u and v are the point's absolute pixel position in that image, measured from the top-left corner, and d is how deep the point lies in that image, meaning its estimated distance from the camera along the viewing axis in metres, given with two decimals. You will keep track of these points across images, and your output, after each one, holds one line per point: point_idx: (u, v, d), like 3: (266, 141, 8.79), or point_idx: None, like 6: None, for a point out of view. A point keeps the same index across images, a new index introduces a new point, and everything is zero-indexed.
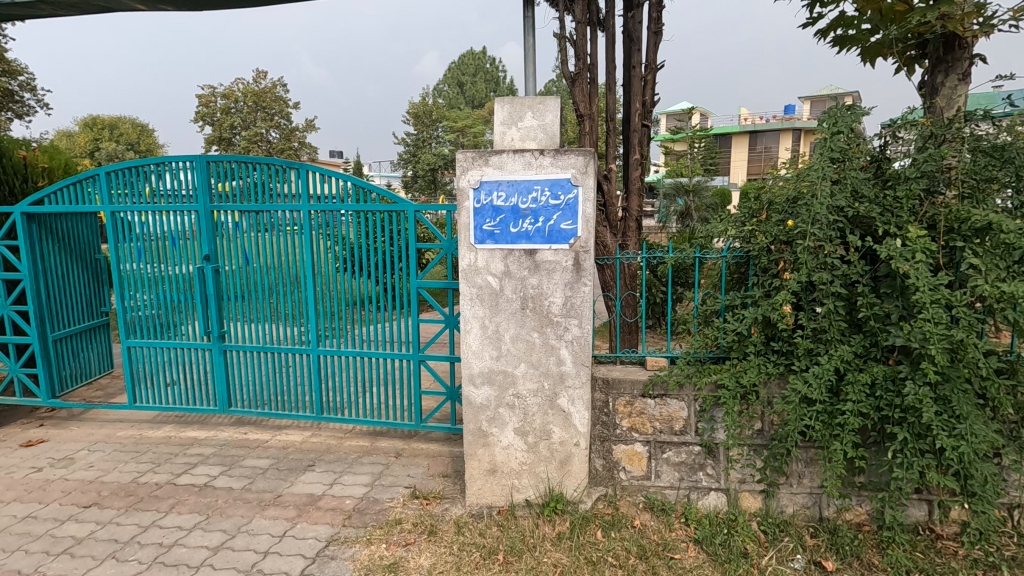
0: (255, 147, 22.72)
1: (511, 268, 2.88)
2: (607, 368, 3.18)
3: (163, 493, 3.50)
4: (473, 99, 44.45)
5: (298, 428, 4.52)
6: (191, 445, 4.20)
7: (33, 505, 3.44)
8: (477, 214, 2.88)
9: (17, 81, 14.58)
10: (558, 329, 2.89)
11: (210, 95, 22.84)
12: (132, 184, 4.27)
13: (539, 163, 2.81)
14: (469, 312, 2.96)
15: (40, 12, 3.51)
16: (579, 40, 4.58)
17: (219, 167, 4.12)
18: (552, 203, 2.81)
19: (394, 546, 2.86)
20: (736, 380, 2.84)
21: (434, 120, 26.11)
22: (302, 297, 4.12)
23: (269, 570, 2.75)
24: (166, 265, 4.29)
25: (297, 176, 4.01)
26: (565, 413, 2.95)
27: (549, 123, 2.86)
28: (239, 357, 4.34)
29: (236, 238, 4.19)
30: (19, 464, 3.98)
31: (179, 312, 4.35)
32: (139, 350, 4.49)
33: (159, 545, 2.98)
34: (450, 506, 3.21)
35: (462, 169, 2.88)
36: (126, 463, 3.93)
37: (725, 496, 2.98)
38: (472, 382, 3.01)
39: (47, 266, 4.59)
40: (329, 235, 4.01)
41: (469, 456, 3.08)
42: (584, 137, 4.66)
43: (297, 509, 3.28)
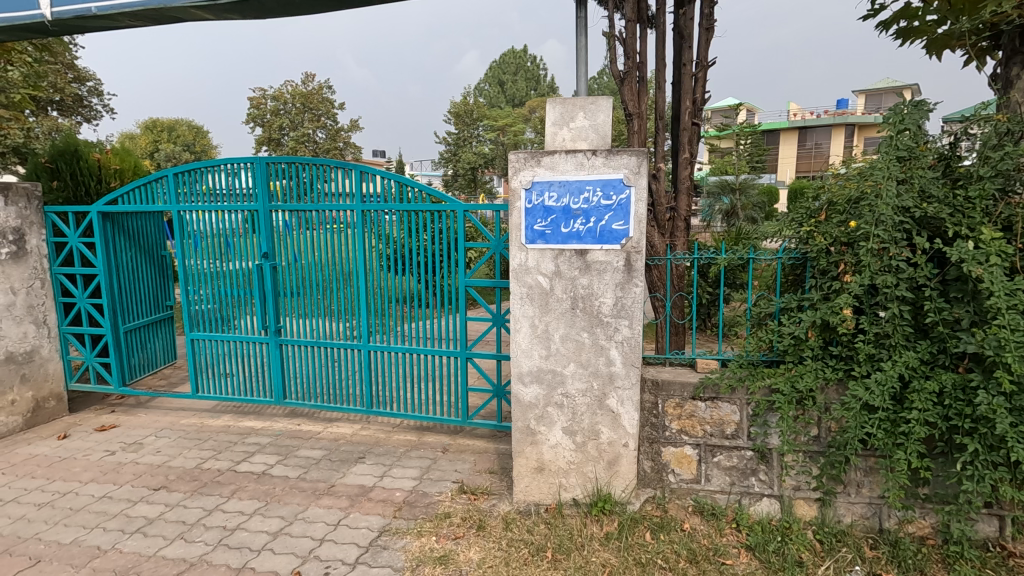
0: (303, 147, 23.46)
1: (562, 268, 2.90)
2: (657, 369, 3.17)
3: (225, 479, 3.68)
4: (513, 99, 44.60)
5: (348, 421, 4.66)
6: (248, 434, 4.40)
7: (108, 485, 3.67)
8: (529, 215, 2.90)
9: (85, 85, 15.61)
10: (608, 330, 2.89)
11: (261, 97, 23.74)
12: (196, 183, 4.48)
13: (591, 163, 2.81)
14: (519, 311, 2.99)
15: (116, 24, 3.70)
16: (629, 38, 4.54)
17: (274, 168, 4.28)
18: (603, 204, 2.81)
19: (444, 540, 2.92)
20: (792, 385, 2.77)
21: (474, 120, 26.47)
22: (353, 293, 4.25)
23: (326, 557, 2.85)
24: (227, 261, 4.50)
25: (347, 175, 4.12)
26: (614, 414, 2.94)
27: (601, 123, 2.86)
28: (294, 351, 4.50)
29: (290, 237, 4.35)
30: (94, 447, 4.25)
31: (238, 307, 4.55)
32: (201, 343, 4.72)
33: (223, 528, 3.14)
34: (498, 502, 3.25)
35: (514, 170, 2.90)
36: (189, 450, 4.15)
37: (778, 503, 2.92)
38: (521, 380, 3.04)
39: (120, 262, 4.87)
40: (378, 234, 4.12)
41: (517, 454, 3.11)
42: (632, 136, 4.65)
43: (350, 499, 3.38)
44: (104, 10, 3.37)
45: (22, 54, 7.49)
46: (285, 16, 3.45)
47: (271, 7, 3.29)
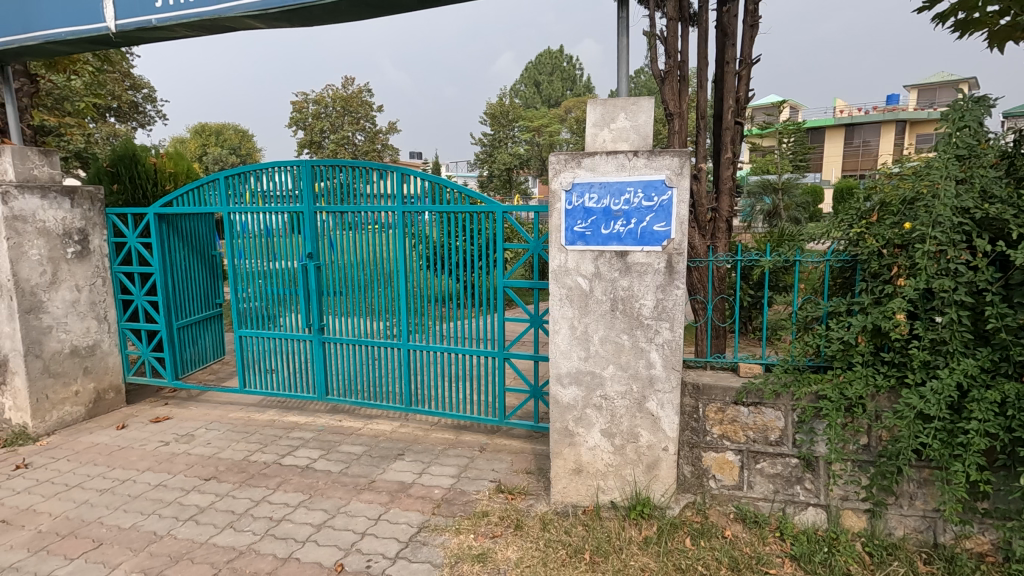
0: (342, 150, 24.06)
1: (601, 270, 2.89)
2: (697, 373, 3.12)
3: (271, 472, 3.81)
4: (548, 100, 44.52)
5: (387, 418, 4.75)
6: (292, 429, 4.54)
7: (163, 474, 3.85)
8: (569, 216, 2.90)
9: (140, 92, 16.48)
10: (649, 332, 2.87)
11: (303, 101, 24.44)
12: (245, 185, 4.65)
13: (632, 164, 2.79)
14: (559, 312, 2.99)
15: (174, 35, 3.87)
16: (670, 37, 4.48)
17: (319, 170, 4.40)
18: (645, 205, 2.78)
19: (482, 538, 2.95)
20: (840, 392, 2.69)
21: (509, 120, 26.60)
22: (393, 292, 4.33)
23: (367, 550, 2.92)
24: (274, 261, 4.66)
25: (388, 177, 4.20)
26: (653, 417, 2.91)
27: (643, 123, 2.84)
28: (336, 349, 4.61)
29: (333, 238, 4.46)
30: (149, 438, 4.46)
31: (284, 305, 4.70)
32: (248, 339, 4.89)
33: (270, 519, 3.25)
34: (535, 502, 3.26)
35: (554, 171, 2.91)
36: (237, 442, 4.31)
37: (824, 513, 2.83)
38: (560, 382, 3.04)
39: (174, 262, 5.10)
40: (417, 235, 4.18)
41: (555, 455, 3.11)
42: (673, 136, 4.61)
43: (390, 495, 3.46)
44: (163, 22, 3.54)
45: (84, 63, 7.91)
46: (332, 23, 3.53)
47: (319, 16, 3.37)
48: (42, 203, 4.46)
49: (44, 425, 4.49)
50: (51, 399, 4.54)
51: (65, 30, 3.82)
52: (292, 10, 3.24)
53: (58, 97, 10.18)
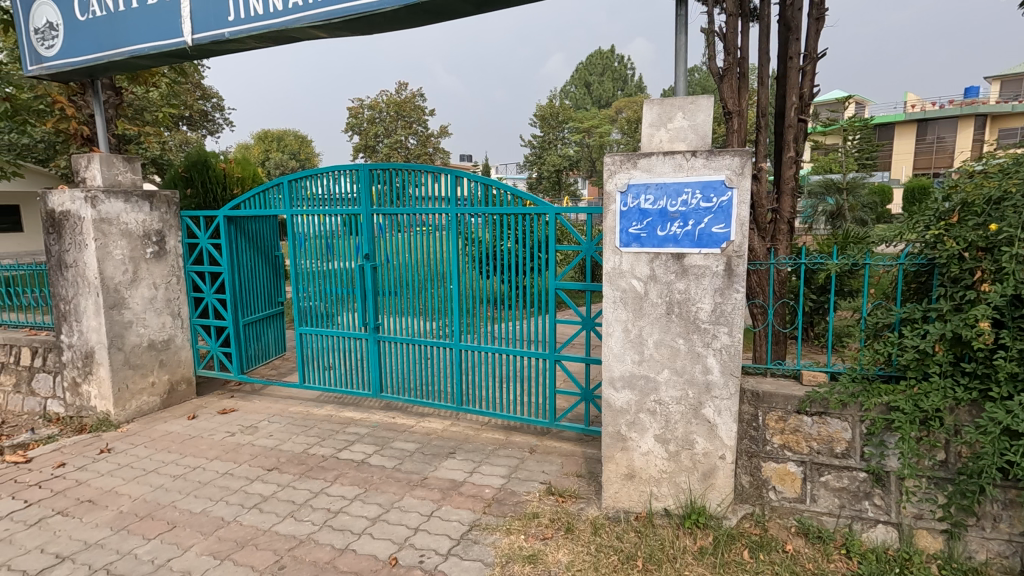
0: (396, 154, 24.70)
1: (657, 272, 2.84)
2: (757, 380, 3.02)
3: (328, 465, 3.95)
4: (599, 100, 44.14)
5: (438, 417, 4.83)
6: (348, 424, 4.69)
7: (229, 463, 4.06)
8: (624, 218, 2.87)
9: (210, 102, 17.51)
10: (706, 337, 2.79)
11: (359, 107, 25.27)
12: (307, 189, 4.84)
13: (690, 164, 2.73)
14: (612, 315, 2.96)
15: (244, 47, 4.08)
16: (729, 33, 4.37)
17: (377, 174, 4.53)
18: (703, 206, 2.71)
19: (532, 539, 2.96)
20: (914, 404, 2.54)
21: (559, 122, 26.56)
22: (446, 293, 4.40)
23: (420, 546, 2.98)
24: (334, 262, 4.83)
25: (443, 180, 4.28)
26: (710, 424, 2.83)
27: (701, 123, 2.77)
28: (391, 347, 4.73)
29: (389, 240, 4.58)
30: (217, 428, 4.72)
31: (343, 304, 4.86)
32: (308, 337, 5.09)
33: (328, 510, 3.37)
34: (586, 506, 3.24)
35: (609, 172, 2.88)
36: (297, 436, 4.49)
37: (895, 531, 2.67)
38: (613, 385, 3.01)
39: (241, 262, 5.36)
40: (470, 236, 4.23)
41: (607, 459, 3.07)
42: (731, 135, 4.49)
43: (442, 492, 3.51)
44: (235, 35, 3.74)
45: (162, 76, 8.46)
46: (391, 31, 3.62)
47: (379, 24, 3.46)
48: (125, 207, 4.80)
49: (124, 413, 4.82)
50: (131, 389, 4.87)
51: (148, 46, 4.10)
52: (353, 20, 3.34)
53: (138, 107, 10.95)
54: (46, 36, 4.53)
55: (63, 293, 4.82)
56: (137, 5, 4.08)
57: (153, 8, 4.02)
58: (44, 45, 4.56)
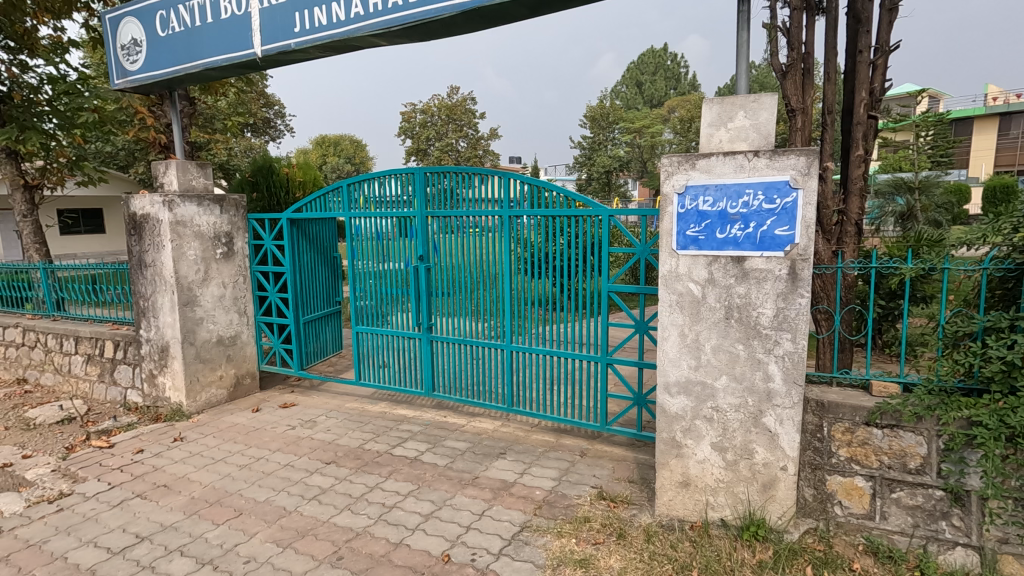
0: (447, 157, 25.12)
1: (715, 276, 2.77)
2: (822, 389, 2.89)
3: (383, 461, 4.06)
4: (651, 100, 43.41)
5: (489, 417, 4.87)
6: (402, 422, 4.80)
7: (290, 455, 4.24)
8: (681, 220, 2.81)
9: (273, 109, 18.43)
10: (768, 343, 2.70)
11: (411, 111, 25.86)
12: (364, 192, 4.98)
13: (752, 165, 2.64)
14: (668, 319, 2.90)
15: (308, 57, 4.26)
16: (793, 28, 4.24)
17: (432, 177, 4.61)
18: (766, 208, 2.62)
19: (584, 543, 2.94)
20: (999, 420, 2.37)
21: (609, 122, 26.72)
22: (497, 294, 4.43)
23: (472, 544, 3.01)
24: (390, 263, 4.96)
25: (496, 183, 4.31)
26: (771, 433, 2.73)
27: (763, 122, 2.68)
28: (443, 347, 4.80)
29: (443, 241, 4.66)
30: (279, 421, 4.93)
31: (397, 304, 4.99)
32: (364, 335, 5.25)
33: (383, 505, 3.46)
34: (638, 513, 3.19)
35: (666, 173, 2.83)
36: (354, 431, 4.64)
37: (976, 555, 2.50)
38: (668, 391, 2.95)
39: (302, 262, 5.59)
40: (522, 238, 4.24)
41: (661, 466, 3.02)
42: (794, 133, 4.33)
43: (493, 492, 3.54)
44: (301, 45, 3.90)
45: (231, 87, 8.93)
46: (448, 37, 3.69)
47: (437, 30, 3.54)
48: (198, 210, 5.09)
49: (195, 404, 5.12)
50: (201, 382, 5.16)
51: (221, 59, 4.35)
52: (412, 27, 3.42)
53: (208, 116, 11.61)
54: (130, 52, 4.87)
55: (143, 291, 5.17)
56: (212, 20, 4.33)
57: (226, 22, 4.26)
58: (129, 60, 4.91)
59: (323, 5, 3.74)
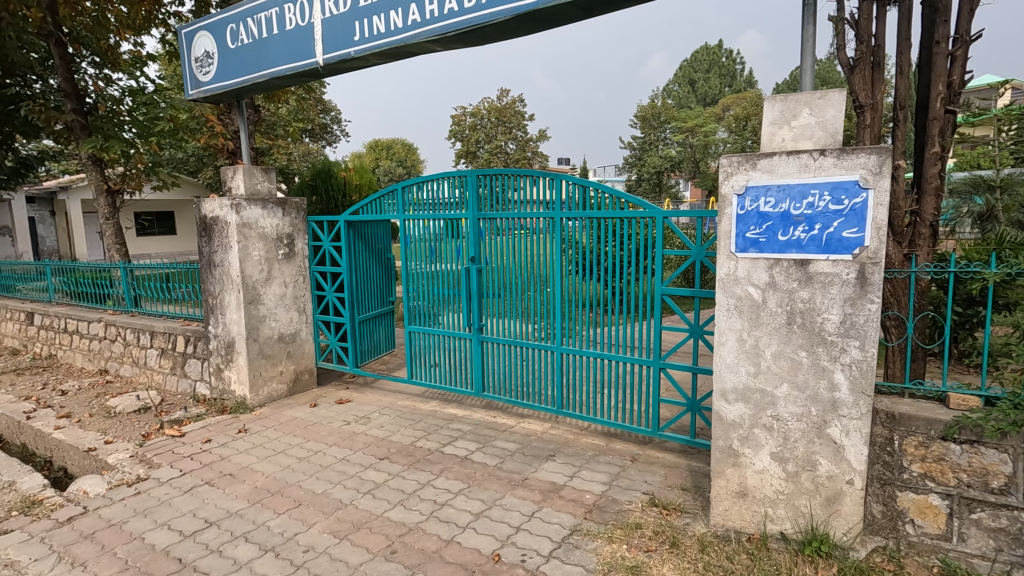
0: (496, 159, 25.33)
1: (777, 279, 2.67)
2: (892, 401, 2.74)
3: (434, 458, 4.14)
4: (704, 98, 42.28)
5: (538, 419, 4.87)
6: (452, 421, 4.87)
7: (346, 450, 4.38)
8: (740, 221, 2.73)
9: (329, 115, 19.13)
10: (833, 350, 2.58)
11: (461, 115, 26.23)
12: (418, 194, 5.08)
13: (817, 164, 2.53)
14: (726, 324, 2.82)
15: (366, 64, 4.40)
16: (862, 20, 4.07)
17: (484, 180, 4.64)
18: (832, 209, 2.51)
19: (635, 550, 2.89)
20: None
21: (661, 121, 26.32)
22: (548, 296, 4.42)
23: (522, 544, 3.03)
24: (442, 264, 5.04)
25: (548, 185, 4.30)
26: (836, 445, 2.61)
27: (830, 119, 2.56)
28: (493, 348, 4.84)
29: (494, 243, 4.69)
30: (335, 417, 5.11)
31: (449, 305, 5.06)
32: (417, 335, 5.35)
33: (434, 502, 3.52)
34: (692, 521, 3.11)
35: (725, 174, 2.76)
36: (406, 428, 4.75)
37: None
38: (724, 398, 2.87)
39: (358, 263, 5.76)
40: (574, 240, 4.21)
41: (717, 474, 2.93)
42: (861, 131, 4.15)
43: (542, 494, 3.54)
44: (360, 53, 4.04)
45: (292, 95, 9.31)
46: (501, 41, 3.73)
47: (491, 35, 3.58)
48: (262, 213, 5.35)
49: (258, 398, 5.37)
50: (263, 376, 5.41)
51: (286, 68, 4.55)
52: (467, 32, 3.48)
53: (270, 122, 12.17)
54: (203, 64, 5.17)
55: (212, 289, 5.46)
56: (278, 32, 4.54)
57: (290, 33, 4.45)
58: (202, 72, 5.21)
59: (382, 14, 3.85)
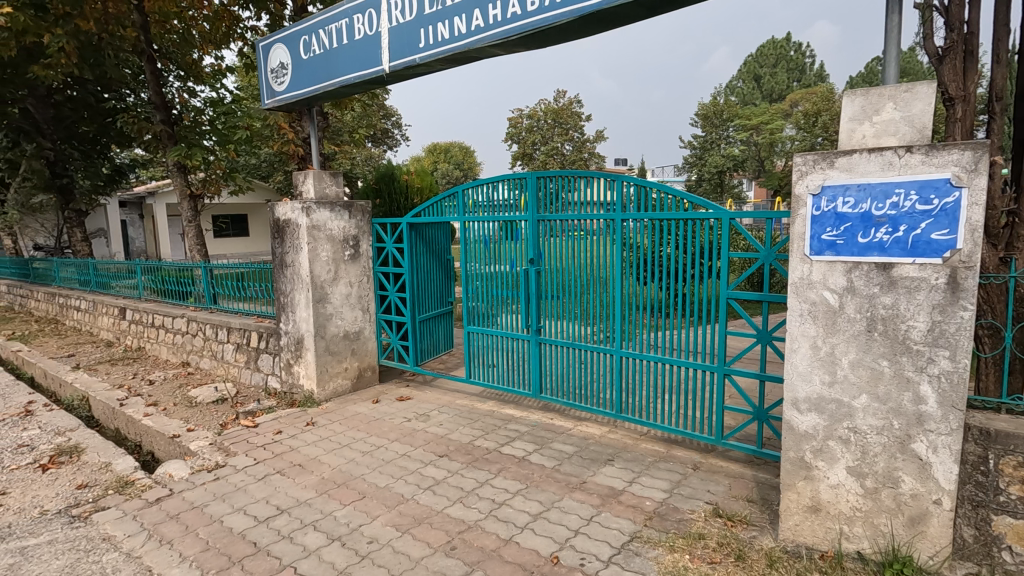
0: (552, 160, 25.33)
1: (856, 284, 2.53)
2: (986, 416, 2.55)
3: (492, 458, 4.18)
4: (770, 93, 40.53)
5: (596, 422, 4.83)
6: (510, 421, 4.91)
7: (407, 446, 4.50)
8: (816, 223, 2.61)
9: (391, 120, 19.76)
10: (919, 361, 2.41)
11: (518, 117, 26.40)
12: (479, 197, 5.14)
13: (903, 161, 2.38)
14: (798, 330, 2.71)
15: (429, 71, 4.51)
16: (953, 5, 3.79)
17: (544, 182, 4.64)
18: (920, 209, 2.35)
19: (698, 561, 2.81)
20: None
21: (724, 119, 25.50)
22: (608, 298, 4.36)
23: (581, 548, 3.01)
24: (501, 265, 5.09)
25: (609, 186, 4.24)
26: (921, 462, 2.44)
27: (918, 113, 2.39)
28: (551, 350, 4.84)
29: (554, 245, 4.68)
30: (396, 413, 5.26)
31: (507, 306, 5.10)
32: (475, 335, 5.43)
33: (493, 501, 3.56)
34: (759, 535, 2.99)
35: (800, 173, 2.65)
36: (464, 427, 4.82)
37: None
38: (796, 407, 2.75)
39: (419, 264, 5.90)
40: (635, 242, 4.13)
41: (787, 487, 2.81)
42: (951, 125, 3.89)
43: (601, 498, 3.51)
44: (425, 59, 4.14)
45: (358, 101, 9.69)
46: (563, 43, 3.73)
47: (553, 37, 3.58)
48: (330, 216, 5.58)
49: (324, 393, 5.61)
50: (330, 372, 5.64)
51: (354, 76, 4.73)
52: (530, 35, 3.50)
53: (336, 128, 12.70)
54: (278, 74, 5.46)
55: (283, 288, 5.75)
56: (347, 42, 4.73)
57: (359, 42, 4.63)
58: (277, 82, 5.50)
59: (446, 20, 3.94)
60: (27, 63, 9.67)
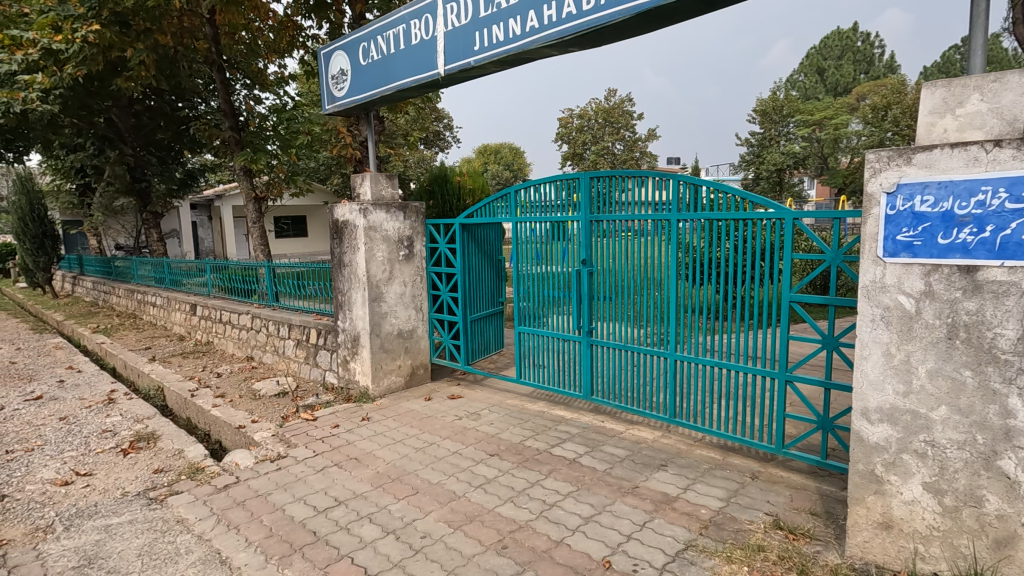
0: (602, 160, 25.07)
1: (935, 287, 2.38)
2: None
3: (543, 458, 4.18)
4: (834, 86, 38.58)
5: (648, 426, 4.74)
6: (560, 422, 4.89)
7: (458, 444, 4.56)
8: (890, 223, 2.47)
9: (443, 123, 20.09)
10: (1008, 371, 2.23)
11: (569, 117, 26.26)
12: (531, 197, 5.14)
13: (991, 156, 2.21)
14: (870, 336, 2.58)
15: (483, 73, 4.55)
16: None
17: (597, 182, 4.58)
18: (1009, 208, 2.17)
19: (757, 573, 2.71)
20: None
21: (784, 116, 24.48)
22: (662, 300, 4.26)
23: (633, 554, 2.96)
24: (552, 266, 5.07)
25: (664, 185, 4.13)
26: (1009, 481, 2.25)
27: (1007, 105, 2.22)
28: (603, 352, 4.78)
29: (606, 246, 4.62)
30: (448, 411, 5.34)
31: (559, 307, 5.08)
32: (526, 335, 5.44)
33: (543, 502, 3.56)
34: (823, 550, 2.86)
35: (873, 171, 2.51)
36: (515, 427, 4.84)
37: None
38: (866, 417, 2.61)
39: (471, 264, 5.97)
40: (692, 243, 4.01)
41: (855, 501, 2.67)
42: None
43: (654, 504, 3.44)
44: (479, 62, 4.20)
45: (412, 105, 9.90)
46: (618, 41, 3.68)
47: (609, 35, 3.54)
48: (386, 217, 5.73)
49: (379, 389, 5.76)
50: (384, 369, 5.80)
51: (410, 80, 4.84)
52: (585, 35, 3.48)
53: (391, 131, 13.02)
54: (338, 81, 5.65)
55: (341, 287, 5.95)
56: (404, 47, 4.85)
57: (415, 47, 4.73)
58: (337, 88, 5.70)
59: (501, 23, 3.97)
60: (112, 76, 10.42)
